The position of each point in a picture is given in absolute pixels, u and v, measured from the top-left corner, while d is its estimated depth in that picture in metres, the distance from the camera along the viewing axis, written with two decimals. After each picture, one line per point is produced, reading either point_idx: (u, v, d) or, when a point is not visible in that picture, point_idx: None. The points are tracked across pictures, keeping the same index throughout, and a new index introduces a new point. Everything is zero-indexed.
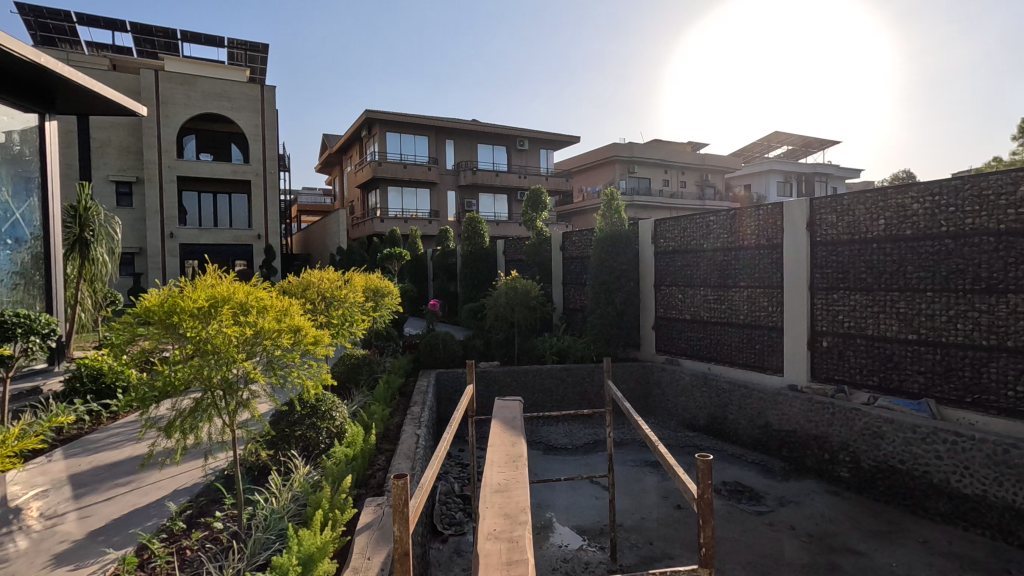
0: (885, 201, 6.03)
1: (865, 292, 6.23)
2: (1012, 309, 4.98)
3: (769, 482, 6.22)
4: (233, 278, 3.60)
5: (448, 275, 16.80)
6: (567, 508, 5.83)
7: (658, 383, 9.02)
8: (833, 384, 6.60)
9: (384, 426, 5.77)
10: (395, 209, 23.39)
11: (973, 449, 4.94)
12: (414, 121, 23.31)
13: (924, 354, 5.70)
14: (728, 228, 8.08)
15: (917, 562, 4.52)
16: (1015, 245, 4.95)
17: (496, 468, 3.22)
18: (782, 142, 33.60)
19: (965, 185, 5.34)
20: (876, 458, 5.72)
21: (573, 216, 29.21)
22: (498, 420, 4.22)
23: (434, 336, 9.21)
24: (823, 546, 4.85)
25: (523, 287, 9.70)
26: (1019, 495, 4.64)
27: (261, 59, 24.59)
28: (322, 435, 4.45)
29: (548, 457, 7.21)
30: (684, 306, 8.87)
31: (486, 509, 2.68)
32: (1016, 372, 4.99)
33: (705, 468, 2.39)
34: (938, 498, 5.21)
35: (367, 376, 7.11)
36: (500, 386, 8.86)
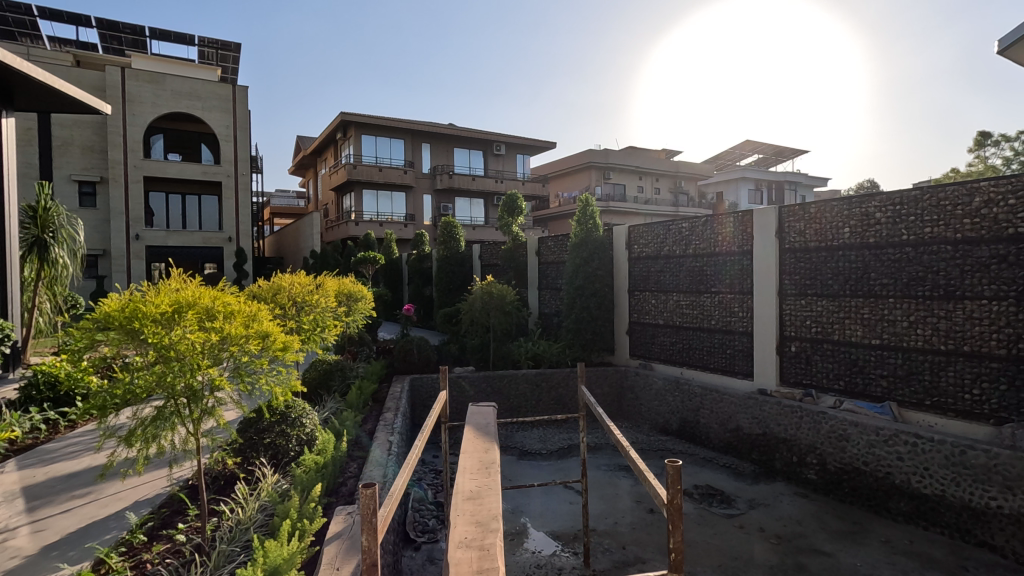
0: (850, 210, 6.21)
1: (831, 298, 6.40)
2: (969, 314, 5.17)
3: (739, 485, 6.32)
4: (199, 283, 3.51)
5: (423, 280, 16.67)
6: (541, 513, 5.82)
7: (632, 387, 9.09)
8: (801, 388, 6.75)
9: (357, 432, 5.69)
10: (370, 213, 23.16)
11: (933, 451, 5.11)
12: (390, 124, 23.14)
13: (887, 358, 5.88)
14: (700, 235, 8.21)
15: (881, 561, 4.64)
16: (971, 254, 5.15)
17: (468, 475, 3.20)
18: (753, 150, 34.36)
19: (924, 195, 5.53)
20: (841, 460, 5.86)
21: (549, 221, 29.33)
22: (472, 426, 4.19)
23: (408, 341, 9.13)
24: (791, 547, 4.95)
25: (499, 292, 9.67)
26: (975, 495, 4.80)
27: (233, 59, 24.13)
28: (291, 443, 4.36)
29: (522, 462, 7.20)
30: (658, 312, 8.99)
31: (458, 516, 2.65)
32: (972, 375, 5.18)
33: (674, 474, 2.41)
34: (899, 498, 5.37)
35: (339, 382, 6.99)
36: (475, 391, 8.81)
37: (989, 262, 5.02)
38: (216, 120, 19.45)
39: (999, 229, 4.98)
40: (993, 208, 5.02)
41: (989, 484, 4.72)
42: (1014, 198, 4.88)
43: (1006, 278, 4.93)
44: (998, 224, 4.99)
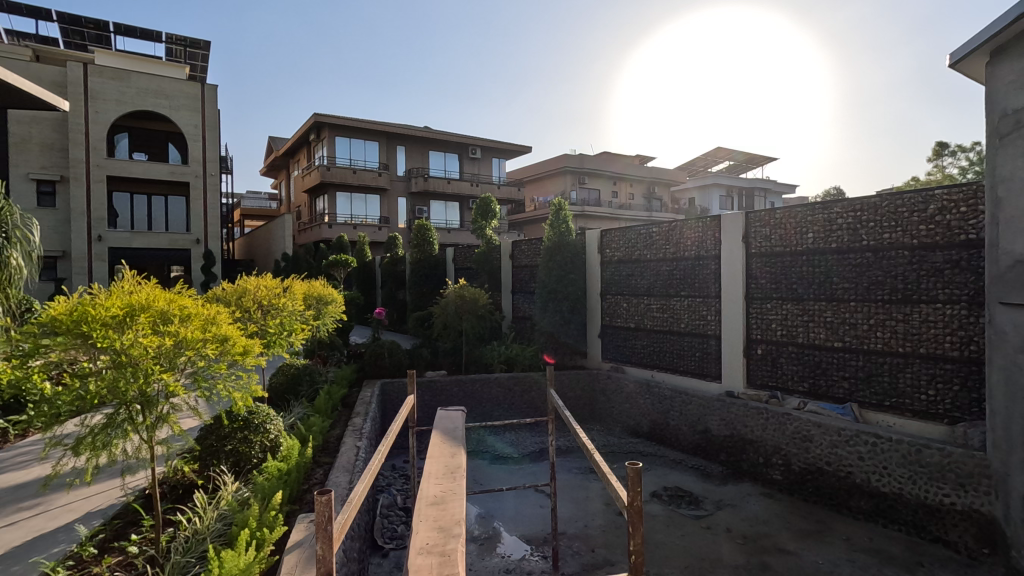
0: (813, 216, 6.38)
1: (796, 301, 6.55)
2: (925, 317, 5.34)
3: (707, 487, 6.41)
4: (155, 286, 3.41)
5: (396, 283, 16.53)
6: (511, 517, 5.80)
7: (604, 390, 9.14)
8: (767, 390, 6.88)
9: (324, 438, 5.58)
10: (344, 215, 22.86)
11: (891, 450, 5.26)
12: (364, 125, 22.91)
13: (848, 360, 6.04)
14: (671, 239, 8.32)
15: (842, 559, 4.75)
16: (927, 259, 5.33)
17: (433, 480, 3.16)
18: (724, 157, 35.02)
19: (883, 202, 5.70)
20: (805, 460, 5.99)
21: (525, 225, 29.41)
22: (439, 430, 4.16)
23: (379, 345, 9.03)
24: (756, 546, 5.03)
25: (471, 296, 9.65)
26: (930, 493, 4.96)
27: (202, 57, 23.58)
28: (254, 449, 4.25)
29: (494, 467, 7.16)
30: (629, 315, 9.08)
31: (420, 522, 2.62)
32: (928, 376, 5.35)
33: (635, 476, 2.42)
34: (860, 497, 5.51)
35: (307, 387, 6.86)
36: (447, 396, 8.75)
37: (943, 267, 5.20)
38: (183, 120, 18.99)
39: (952, 235, 5.16)
40: (946, 215, 5.20)
41: (943, 482, 4.88)
42: (966, 206, 5.06)
43: (958, 282, 5.11)
44: (951, 230, 5.17)
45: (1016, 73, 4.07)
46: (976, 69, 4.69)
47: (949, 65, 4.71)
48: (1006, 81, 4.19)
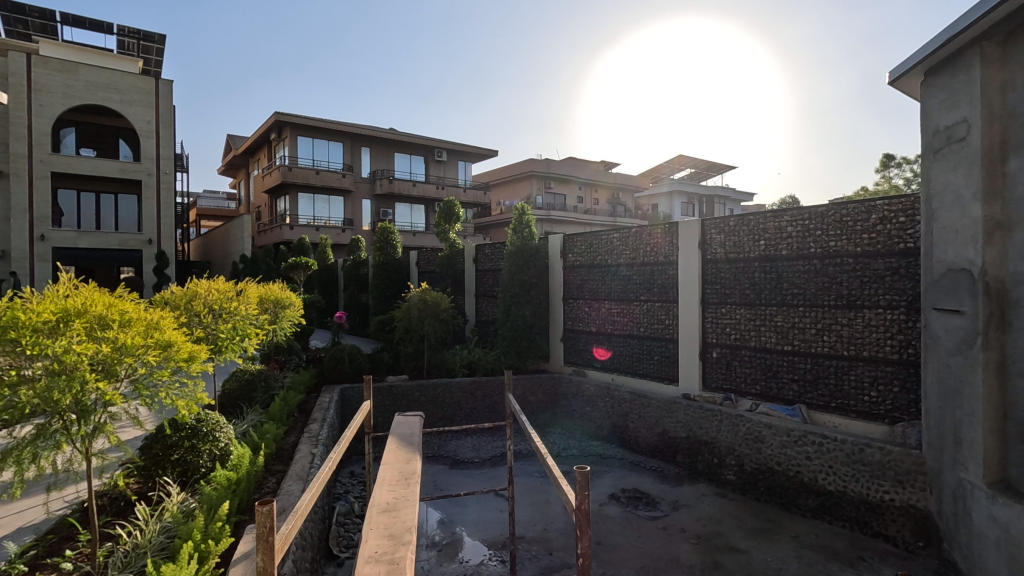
0: (765, 224, 6.60)
1: (749, 306, 6.77)
2: (868, 322, 5.59)
3: (664, 488, 6.53)
4: (93, 290, 3.28)
5: (359, 286, 16.29)
6: (470, 522, 5.77)
7: (565, 394, 9.23)
8: (722, 392, 7.07)
9: (278, 446, 5.44)
10: (305, 217, 22.39)
11: (836, 449, 5.48)
12: (328, 126, 22.51)
13: (797, 363, 6.26)
14: (631, 244, 8.49)
15: (789, 556, 4.91)
16: (870, 266, 5.58)
17: (386, 487, 3.13)
18: (685, 165, 35.89)
19: (829, 211, 5.95)
20: (757, 461, 6.18)
21: (490, 228, 29.46)
22: (395, 436, 4.12)
23: (339, 349, 8.86)
24: (709, 546, 5.15)
25: (434, 299, 9.60)
26: (871, 490, 5.18)
27: (157, 50, 22.72)
28: (202, 458, 4.11)
29: (454, 472, 7.12)
30: (591, 319, 9.19)
31: (370, 530, 2.58)
32: (870, 378, 5.60)
33: (583, 479, 2.50)
34: (808, 495, 5.72)
35: (262, 393, 6.67)
36: (408, 400, 8.66)
37: (884, 274, 5.46)
38: (136, 115, 18.26)
39: (893, 244, 5.41)
40: (887, 225, 5.45)
41: (883, 479, 5.11)
42: (904, 216, 5.32)
43: (898, 289, 5.37)
44: (891, 239, 5.42)
45: (947, 91, 4.31)
46: (912, 86, 4.95)
47: (889, 81, 4.95)
48: (938, 98, 4.44)
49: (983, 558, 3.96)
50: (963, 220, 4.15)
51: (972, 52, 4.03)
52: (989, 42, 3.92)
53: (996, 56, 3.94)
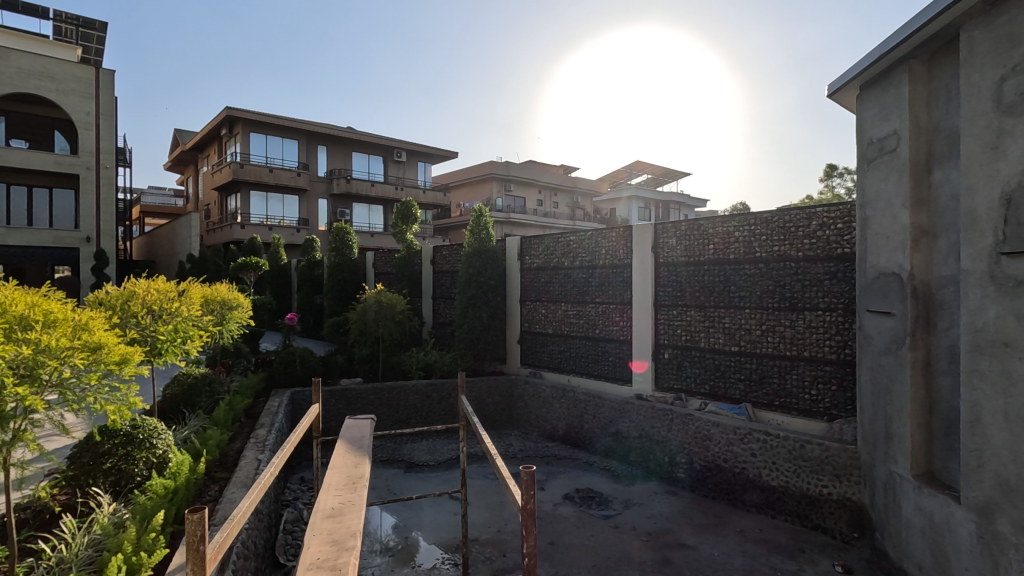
0: (713, 230, 6.82)
1: (698, 308, 6.97)
2: (809, 323, 5.84)
3: (617, 487, 6.64)
4: (14, 288, 3.10)
5: (313, 288, 15.90)
6: (424, 525, 5.71)
7: (521, 395, 9.26)
8: (672, 392, 7.25)
9: (222, 452, 5.23)
10: (258, 215, 21.66)
11: (779, 446, 5.69)
12: (282, 123, 21.87)
13: (744, 363, 6.48)
14: (586, 247, 8.61)
15: (734, 550, 5.06)
16: (810, 270, 5.84)
17: (332, 492, 3.05)
18: (643, 170, 36.64)
19: (773, 217, 6.19)
20: (706, 458, 6.35)
21: (450, 230, 29.28)
22: (344, 439, 4.03)
23: (290, 352, 8.61)
24: (659, 542, 5.26)
25: (389, 301, 9.50)
26: (811, 484, 5.41)
27: (97, 39, 21.58)
28: (137, 466, 3.91)
29: (408, 475, 7.03)
30: (547, 321, 9.26)
31: (313, 536, 2.51)
32: (811, 377, 5.84)
33: (528, 478, 2.53)
34: (752, 490, 5.92)
35: (207, 398, 6.41)
36: (362, 404, 8.49)
37: (823, 278, 5.73)
38: (73, 106, 17.27)
39: (831, 249, 5.67)
40: (826, 231, 5.71)
41: (822, 473, 5.34)
42: (841, 223, 5.59)
43: (836, 292, 5.63)
44: (830, 245, 5.68)
45: (880, 105, 4.56)
46: (848, 99, 5.20)
47: (827, 94, 5.18)
48: (872, 112, 4.67)
49: (911, 546, 4.19)
50: (894, 226, 4.39)
51: (902, 69, 4.27)
52: (916, 60, 4.15)
53: (923, 73, 4.16)
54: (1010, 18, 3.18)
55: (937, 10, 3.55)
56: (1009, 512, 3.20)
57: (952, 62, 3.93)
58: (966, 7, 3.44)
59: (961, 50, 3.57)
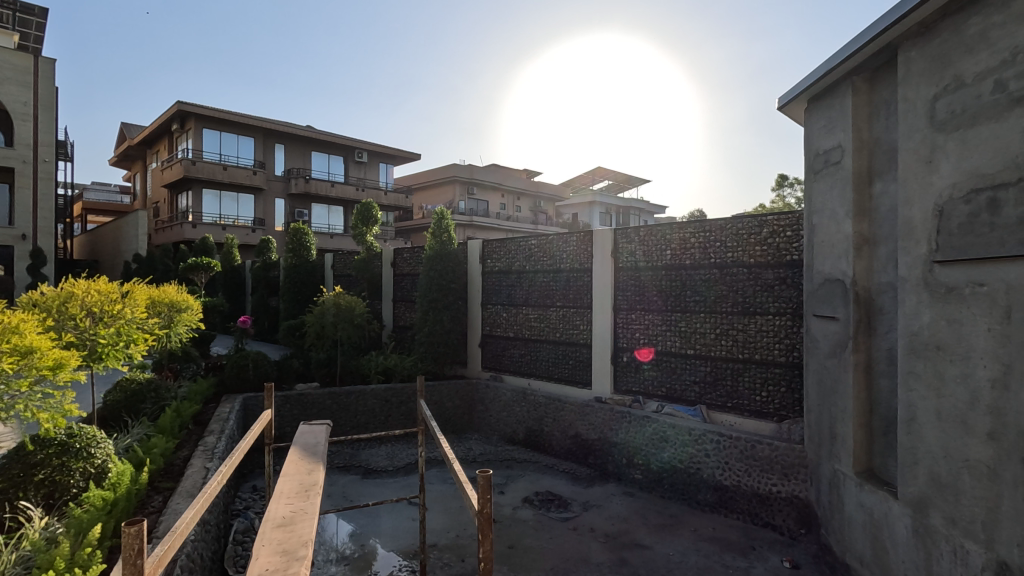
0: (670, 236, 6.98)
1: (656, 312, 7.12)
2: (760, 327, 6.04)
3: (576, 489, 6.70)
4: None
5: (268, 289, 15.46)
6: (383, 532, 5.60)
7: (482, 399, 9.25)
8: (630, 395, 7.38)
9: (167, 461, 5.01)
10: (211, 214, 20.90)
11: (731, 446, 5.87)
12: (237, 119, 21.17)
13: (698, 366, 6.64)
14: (548, 252, 8.67)
15: (689, 549, 5.18)
16: (761, 276, 6.05)
17: (283, 500, 2.96)
18: (605, 176, 37.23)
19: (727, 224, 6.39)
20: (662, 460, 6.49)
21: (412, 232, 28.97)
22: (298, 446, 3.93)
23: (243, 356, 8.34)
24: (617, 543, 5.33)
25: (348, 304, 9.33)
26: (761, 482, 5.60)
27: (37, 25, 20.42)
28: (73, 478, 3.68)
29: (366, 482, 6.90)
30: (508, 325, 9.28)
31: (262, 547, 2.43)
32: (762, 379, 6.04)
33: (485, 483, 2.51)
34: (706, 490, 6.07)
35: (152, 404, 6.13)
36: (318, 409, 8.29)
37: (773, 283, 5.94)
38: (9, 95, 16.27)
39: (781, 256, 5.89)
40: (776, 238, 5.94)
41: (772, 472, 5.53)
42: (790, 231, 5.82)
43: (785, 297, 5.85)
44: (780, 252, 5.90)
45: (826, 118, 4.77)
46: (797, 113, 5.42)
47: (778, 107, 5.39)
48: (819, 125, 4.89)
49: (853, 541, 4.38)
50: (838, 235, 4.61)
51: (846, 86, 4.48)
52: (859, 77, 4.36)
53: (865, 88, 4.37)
54: (942, 40, 3.39)
55: (877, 30, 3.75)
56: (941, 505, 3.39)
57: (890, 80, 4.14)
58: (903, 29, 3.64)
59: (899, 70, 3.77)
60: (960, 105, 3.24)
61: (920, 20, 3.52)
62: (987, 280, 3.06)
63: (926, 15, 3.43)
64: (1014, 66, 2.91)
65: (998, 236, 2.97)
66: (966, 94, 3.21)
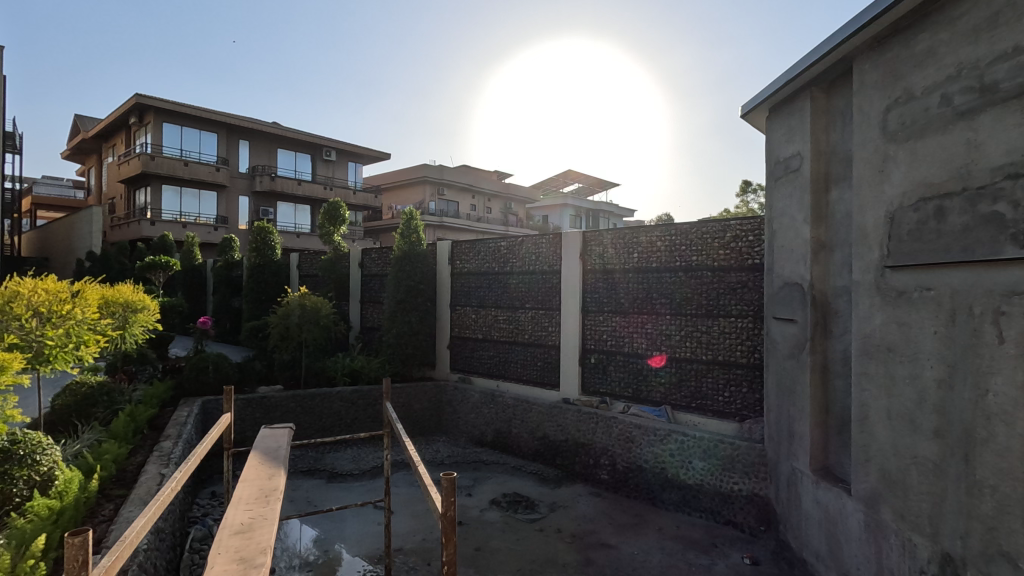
0: (637, 239, 7.09)
1: (623, 314, 7.22)
2: (723, 329, 6.18)
3: (544, 490, 6.72)
4: None
5: (231, 289, 15.06)
6: (347, 537, 5.50)
7: (450, 401, 9.19)
8: (598, 396, 7.46)
9: (119, 467, 4.82)
10: (170, 211, 20.22)
11: (695, 446, 5.98)
12: (199, 114, 20.53)
13: (664, 367, 6.75)
14: (517, 254, 8.69)
15: (653, 548, 5.25)
16: (725, 279, 6.20)
17: (242, 506, 2.88)
18: (574, 179, 37.56)
19: (692, 228, 6.52)
20: (628, 460, 6.57)
21: (381, 233, 28.65)
22: (259, 450, 3.83)
23: (203, 358, 8.10)
24: (583, 543, 5.37)
25: (314, 304, 9.15)
26: (723, 481, 5.73)
27: None
28: (15, 487, 3.50)
29: (330, 486, 6.77)
30: (477, 326, 9.26)
31: (217, 555, 2.35)
32: (725, 380, 6.18)
33: (449, 486, 2.49)
34: (670, 489, 6.17)
35: (104, 409, 5.89)
36: (282, 412, 8.11)
37: (736, 286, 6.09)
38: None
39: (743, 259, 6.04)
40: (738, 242, 6.08)
41: (733, 471, 5.66)
42: (752, 235, 5.98)
43: (747, 299, 6.00)
44: (742, 255, 6.05)
45: (786, 127, 4.92)
46: (759, 121, 5.57)
47: (741, 114, 5.54)
48: (779, 133, 5.04)
49: (810, 536, 4.52)
50: (796, 240, 4.75)
51: (805, 96, 4.63)
52: (817, 88, 4.52)
53: (822, 98, 4.53)
54: (894, 54, 3.54)
55: (833, 43, 3.89)
56: (891, 501, 3.52)
57: (846, 92, 4.30)
58: (857, 43, 3.79)
59: (854, 82, 3.92)
60: (910, 117, 3.39)
61: (873, 35, 3.68)
62: (933, 285, 3.20)
63: (878, 30, 3.58)
64: (959, 81, 3.05)
65: (943, 243, 3.11)
66: (915, 107, 3.36)
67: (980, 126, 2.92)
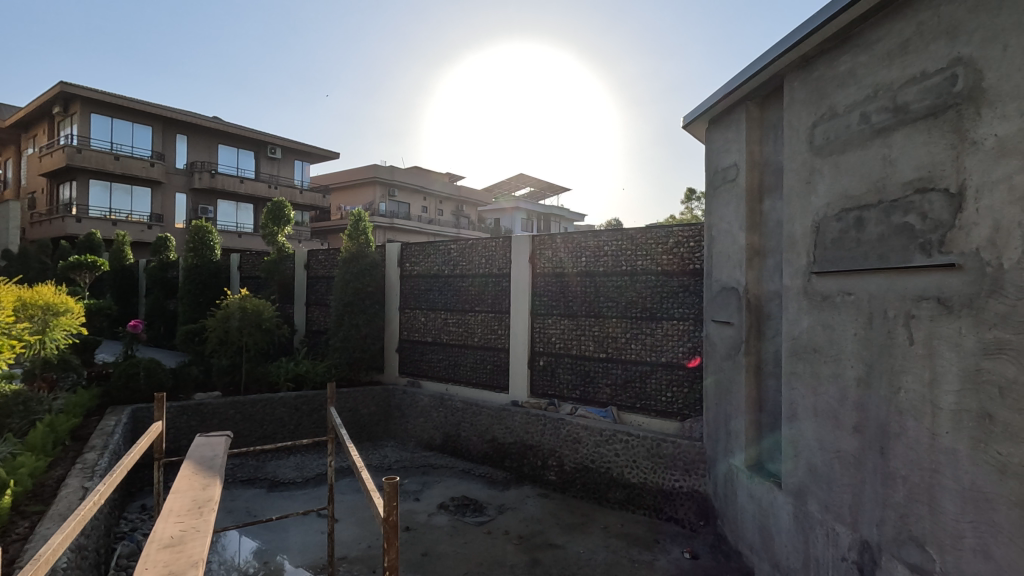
0: (585, 243, 7.24)
1: (571, 317, 7.35)
2: (666, 331, 6.40)
3: (492, 493, 6.75)
4: None
5: (165, 290, 14.33)
6: (289, 547, 5.34)
7: (398, 406, 9.06)
8: (546, 398, 7.55)
9: (36, 481, 4.50)
10: (98, 208, 19.07)
11: (639, 445, 6.16)
12: (133, 105, 19.41)
13: (610, 369, 6.91)
14: (467, 257, 8.70)
15: (598, 546, 5.37)
16: (668, 283, 6.42)
17: (172, 519, 2.75)
18: (525, 183, 37.92)
19: (638, 233, 6.72)
20: (575, 460, 6.69)
21: (329, 233, 27.96)
22: (193, 459, 3.67)
23: (133, 363, 7.66)
24: (530, 544, 5.42)
25: (254, 307, 8.75)
26: (665, 478, 5.93)
27: None
28: None
29: (272, 495, 6.55)
30: (426, 329, 9.19)
31: (143, 570, 2.24)
32: (667, 380, 6.39)
33: (392, 490, 2.47)
34: (616, 488, 6.32)
35: (19, 419, 5.49)
36: (221, 420, 7.78)
37: (678, 290, 6.32)
38: None
39: (685, 264, 6.27)
40: (680, 248, 6.31)
41: (674, 469, 5.87)
42: (692, 241, 6.22)
43: (687, 303, 6.24)
44: (683, 261, 6.28)
45: (724, 138, 5.17)
46: (700, 132, 5.81)
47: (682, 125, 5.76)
48: (718, 144, 5.27)
49: (744, 529, 4.74)
50: (733, 246, 4.99)
51: (741, 110, 4.88)
52: (752, 102, 4.75)
53: (757, 113, 4.78)
54: (819, 74, 3.79)
55: (766, 61, 4.12)
56: (817, 493, 3.75)
57: (777, 106, 4.55)
58: (788, 62, 4.03)
59: (785, 98, 4.16)
60: (834, 133, 3.63)
61: (802, 55, 3.91)
62: (853, 290, 3.43)
63: (806, 50, 3.82)
64: (875, 101, 3.30)
65: (862, 251, 3.34)
66: (839, 123, 3.60)
67: (894, 143, 3.16)
